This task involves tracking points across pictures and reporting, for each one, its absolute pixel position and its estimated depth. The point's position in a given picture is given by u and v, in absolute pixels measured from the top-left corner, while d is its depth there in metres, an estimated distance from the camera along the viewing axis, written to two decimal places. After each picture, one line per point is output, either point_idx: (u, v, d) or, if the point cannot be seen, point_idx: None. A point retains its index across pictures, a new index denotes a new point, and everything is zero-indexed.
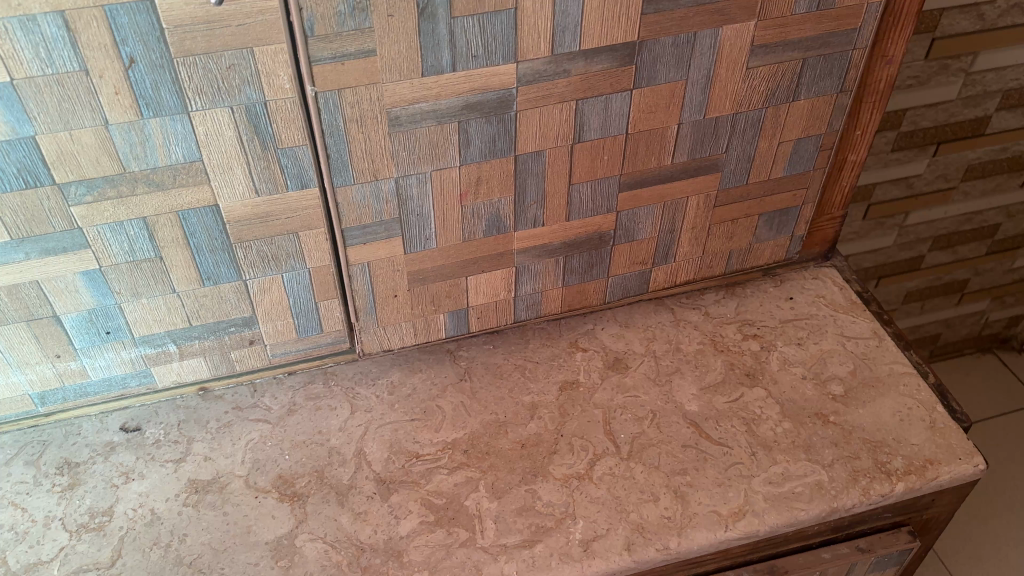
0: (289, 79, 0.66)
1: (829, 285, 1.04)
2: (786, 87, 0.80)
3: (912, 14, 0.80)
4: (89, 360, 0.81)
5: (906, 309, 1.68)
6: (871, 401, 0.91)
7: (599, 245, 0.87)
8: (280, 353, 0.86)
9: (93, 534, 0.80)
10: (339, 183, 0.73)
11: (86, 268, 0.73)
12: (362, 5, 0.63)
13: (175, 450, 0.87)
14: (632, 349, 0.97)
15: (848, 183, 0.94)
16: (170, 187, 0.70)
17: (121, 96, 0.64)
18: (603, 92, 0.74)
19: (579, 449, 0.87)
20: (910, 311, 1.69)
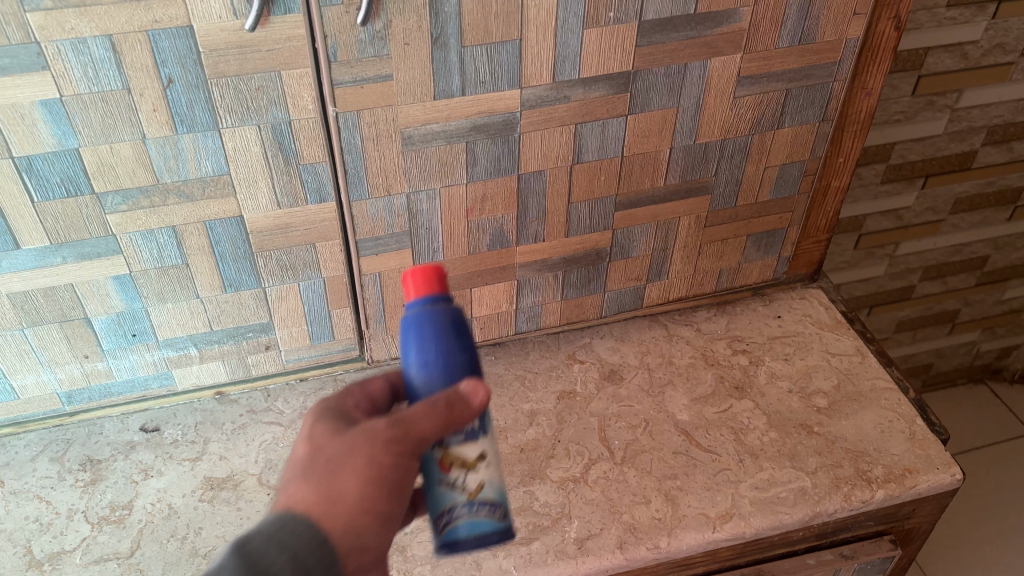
0: (312, 100, 0.72)
1: (815, 304, 1.09)
2: (771, 116, 0.86)
3: (890, 50, 0.86)
4: (115, 361, 0.86)
5: (898, 338, 1.73)
6: (853, 414, 0.96)
7: (596, 260, 0.93)
8: (294, 359, 0.92)
9: (114, 526, 0.84)
10: (355, 198, 0.79)
11: (118, 273, 0.79)
12: (382, 34, 0.69)
13: (192, 449, 0.91)
14: (627, 362, 1.02)
15: (832, 209, 0.99)
16: (200, 199, 0.76)
17: (158, 113, 0.70)
18: (601, 117, 0.80)
19: (575, 454, 0.91)
20: (902, 340, 1.74)
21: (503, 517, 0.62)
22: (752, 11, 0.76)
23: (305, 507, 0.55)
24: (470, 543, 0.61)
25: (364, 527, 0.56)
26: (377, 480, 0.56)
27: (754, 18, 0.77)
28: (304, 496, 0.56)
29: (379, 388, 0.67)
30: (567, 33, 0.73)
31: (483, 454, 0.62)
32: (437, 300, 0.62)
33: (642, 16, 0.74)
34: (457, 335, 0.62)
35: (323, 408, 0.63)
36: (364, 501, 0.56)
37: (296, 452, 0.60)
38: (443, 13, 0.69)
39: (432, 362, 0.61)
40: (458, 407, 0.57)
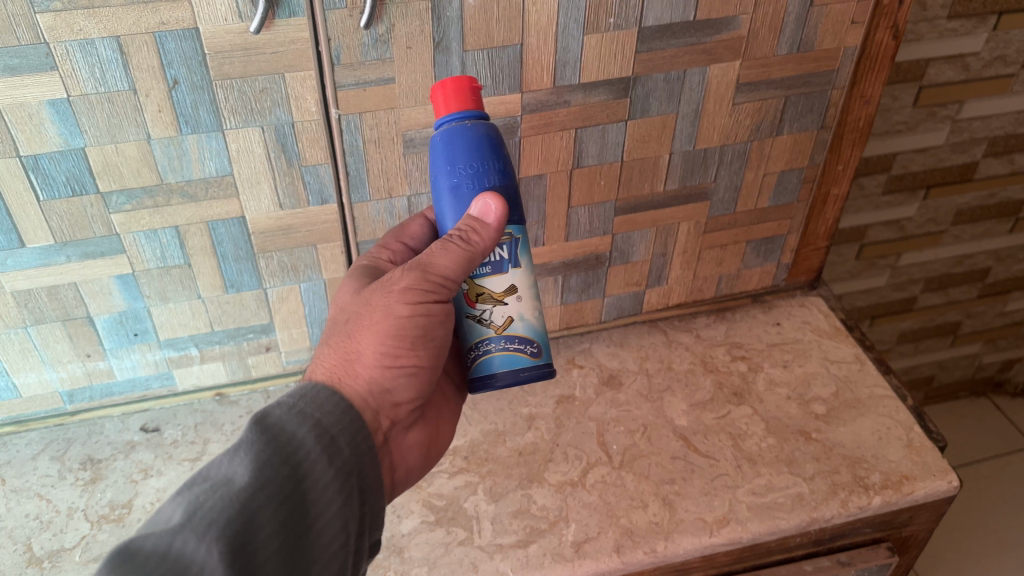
0: (315, 103, 0.72)
1: (815, 312, 1.10)
2: (770, 122, 0.86)
3: (888, 59, 0.86)
4: (117, 360, 0.87)
5: (900, 350, 1.73)
6: (851, 421, 0.96)
7: (595, 265, 0.93)
8: (294, 360, 0.93)
9: (113, 525, 0.84)
10: (356, 199, 0.80)
11: (121, 273, 0.80)
12: (384, 38, 0.69)
13: (191, 449, 0.92)
14: (627, 367, 1.02)
15: (831, 216, 1.00)
16: (203, 199, 0.76)
17: (163, 114, 0.70)
18: (600, 122, 0.81)
19: (573, 458, 0.92)
20: (904, 351, 1.74)
21: (537, 353, 0.71)
22: (751, 18, 0.77)
23: (329, 369, 0.65)
24: (508, 378, 0.70)
25: (387, 375, 0.66)
26: (393, 332, 0.66)
27: (753, 26, 0.78)
28: (330, 359, 0.66)
29: (419, 237, 0.78)
30: (568, 38, 0.74)
31: (513, 288, 0.70)
32: (471, 120, 0.66)
33: (642, 22, 0.75)
34: (491, 153, 0.66)
35: (355, 273, 0.74)
36: (383, 353, 0.66)
37: (331, 316, 0.71)
38: (445, 17, 0.69)
39: (467, 187, 0.66)
40: (473, 238, 0.65)
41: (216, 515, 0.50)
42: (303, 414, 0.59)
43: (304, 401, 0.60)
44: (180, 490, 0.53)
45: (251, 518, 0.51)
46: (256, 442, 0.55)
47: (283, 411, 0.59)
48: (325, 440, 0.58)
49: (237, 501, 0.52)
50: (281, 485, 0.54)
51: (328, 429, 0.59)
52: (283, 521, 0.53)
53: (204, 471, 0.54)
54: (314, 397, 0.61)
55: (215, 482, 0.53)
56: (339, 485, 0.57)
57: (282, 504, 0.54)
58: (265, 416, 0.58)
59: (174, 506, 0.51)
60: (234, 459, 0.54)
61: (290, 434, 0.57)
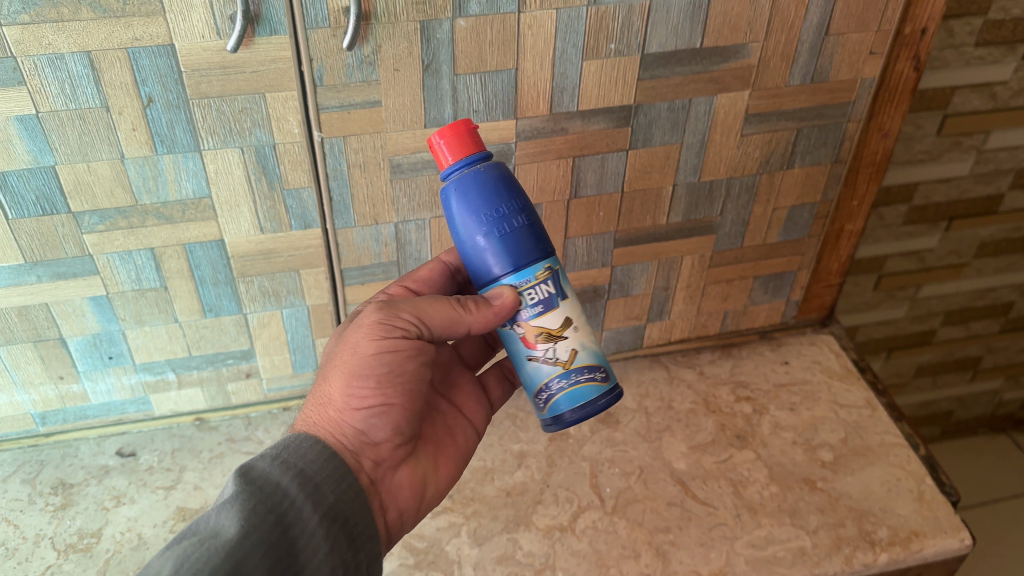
0: (298, 124, 0.69)
1: (826, 351, 1.05)
2: (781, 155, 0.82)
3: (908, 91, 0.81)
4: (90, 383, 0.83)
5: (917, 384, 1.65)
6: (859, 470, 0.91)
7: (593, 297, 0.89)
8: (275, 388, 0.90)
9: (80, 555, 0.81)
10: (340, 225, 0.76)
11: (94, 294, 0.76)
12: (370, 59, 0.65)
13: (167, 477, 0.88)
14: (625, 404, 0.98)
15: (846, 253, 0.95)
16: (179, 221, 0.73)
17: (137, 132, 0.67)
18: (600, 151, 0.76)
19: (564, 500, 0.87)
20: (921, 385, 1.66)
21: (606, 378, 0.63)
22: (762, 47, 0.73)
23: (305, 422, 0.62)
24: (577, 415, 0.62)
25: (358, 420, 0.62)
26: (360, 374, 0.61)
27: (765, 54, 0.73)
28: (307, 412, 0.63)
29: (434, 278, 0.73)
30: (566, 63, 0.69)
31: (569, 319, 0.62)
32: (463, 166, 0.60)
33: (645, 49, 0.70)
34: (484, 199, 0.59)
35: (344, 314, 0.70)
36: (353, 397, 0.62)
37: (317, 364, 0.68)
38: (435, 39, 0.65)
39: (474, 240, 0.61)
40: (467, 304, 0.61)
41: (203, 563, 0.48)
42: (285, 466, 0.57)
43: (286, 451, 0.58)
44: (170, 542, 0.51)
45: (239, 565, 0.49)
46: (244, 493, 0.53)
47: (265, 462, 0.57)
48: (308, 487, 0.56)
49: (225, 551, 0.49)
50: (269, 532, 0.52)
51: (309, 477, 0.57)
52: (273, 566, 0.51)
53: (192, 526, 0.52)
54: (297, 447, 0.59)
55: (203, 535, 0.51)
56: (327, 533, 0.55)
57: (269, 550, 0.51)
58: (249, 467, 0.56)
59: (163, 558, 0.49)
60: (222, 511, 0.52)
61: (275, 484, 0.55)
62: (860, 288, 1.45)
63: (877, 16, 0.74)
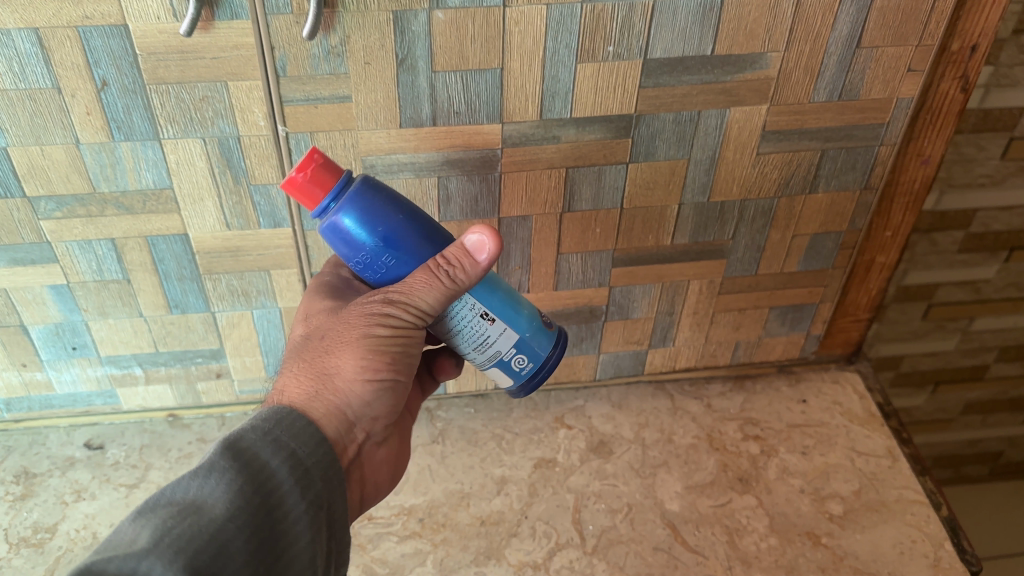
0: (263, 117, 0.64)
1: (849, 392, 0.97)
2: (803, 177, 0.74)
3: (953, 115, 0.72)
4: (54, 372, 0.80)
5: (965, 421, 1.43)
6: (871, 527, 0.82)
7: (589, 318, 0.83)
8: (247, 391, 0.85)
9: (31, 551, 0.77)
10: (308, 226, 0.72)
11: (54, 282, 0.73)
12: (338, 50, 0.60)
13: (131, 474, 0.84)
14: (620, 433, 0.91)
15: (876, 287, 0.86)
16: (140, 212, 0.69)
17: (92, 117, 0.63)
18: (596, 162, 0.70)
19: (541, 534, 0.81)
20: (970, 423, 1.43)
21: None
22: (782, 57, 0.65)
23: (302, 392, 0.55)
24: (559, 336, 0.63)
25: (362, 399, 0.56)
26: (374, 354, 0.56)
27: (786, 66, 0.66)
28: (299, 383, 0.56)
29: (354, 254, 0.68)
30: (557, 65, 0.63)
31: None
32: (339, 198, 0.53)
33: (648, 54, 0.63)
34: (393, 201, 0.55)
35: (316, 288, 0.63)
36: (359, 370, 0.56)
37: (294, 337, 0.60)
38: (410, 32, 0.60)
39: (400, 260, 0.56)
40: (459, 275, 0.54)
41: (181, 545, 0.41)
42: (279, 444, 0.49)
43: (279, 426, 0.50)
44: (140, 510, 0.44)
45: (219, 551, 0.42)
46: (228, 467, 0.46)
47: (257, 436, 0.49)
48: (301, 469, 0.49)
49: (205, 533, 0.42)
50: (254, 517, 0.45)
51: (304, 457, 0.49)
52: (253, 554, 0.44)
53: (167, 494, 0.45)
54: (292, 423, 0.51)
55: (177, 510, 0.43)
56: (314, 522, 0.48)
57: (252, 534, 0.44)
58: (238, 439, 0.48)
59: (134, 529, 0.42)
60: (205, 483, 0.45)
61: (263, 463, 0.48)
62: (907, 317, 1.22)
63: (918, 29, 0.66)
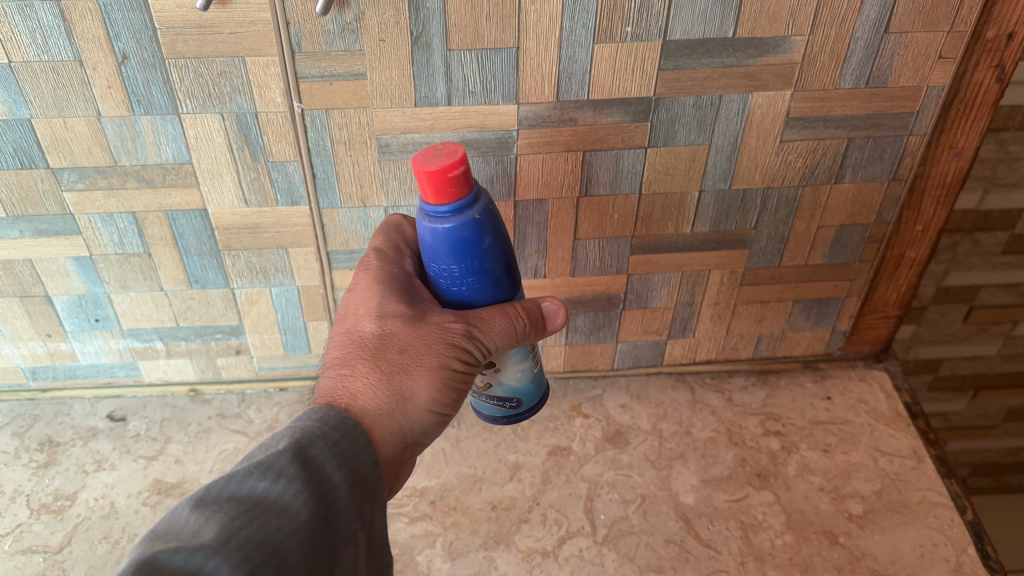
0: (280, 93, 0.64)
1: (876, 391, 0.94)
2: (828, 167, 0.72)
3: (988, 106, 0.69)
4: (79, 343, 0.82)
5: (1008, 427, 1.37)
6: (891, 529, 0.80)
7: (606, 306, 0.82)
8: (266, 367, 0.86)
9: (52, 517, 0.79)
10: (325, 205, 0.71)
11: (78, 254, 0.74)
12: (353, 27, 0.60)
13: (151, 447, 0.86)
14: (638, 424, 0.90)
15: (906, 283, 0.84)
16: (160, 186, 0.70)
17: (113, 90, 0.64)
18: (614, 146, 0.69)
19: (552, 522, 0.80)
20: (1013, 430, 1.37)
21: (517, 405, 0.69)
22: (807, 41, 0.63)
23: (375, 404, 0.55)
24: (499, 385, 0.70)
25: (423, 422, 0.57)
26: (445, 382, 0.57)
27: (811, 50, 0.64)
28: (372, 392, 0.55)
29: (412, 235, 0.67)
30: (574, 46, 0.62)
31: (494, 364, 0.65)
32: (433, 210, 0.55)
33: (667, 35, 0.62)
34: (480, 237, 0.56)
35: (381, 278, 0.61)
36: (431, 400, 0.56)
37: (359, 331, 0.58)
38: (425, 9, 0.59)
39: (463, 276, 0.58)
40: (529, 333, 0.61)
41: (248, 548, 0.42)
42: (342, 458, 0.50)
43: (344, 440, 0.51)
44: (203, 498, 0.44)
45: (281, 559, 0.43)
46: (295, 476, 0.47)
47: (324, 444, 0.50)
48: (356, 488, 0.50)
49: (269, 538, 0.43)
50: (316, 529, 0.46)
51: (360, 478, 0.50)
52: (311, 565, 0.45)
53: (231, 484, 0.45)
54: (355, 439, 0.52)
55: (241, 506, 0.44)
56: (354, 544, 0.49)
57: (314, 546, 0.45)
58: (305, 448, 0.49)
59: (198, 520, 0.43)
60: (271, 483, 0.46)
61: (326, 474, 0.49)
62: (948, 319, 1.17)
63: (949, 15, 0.63)
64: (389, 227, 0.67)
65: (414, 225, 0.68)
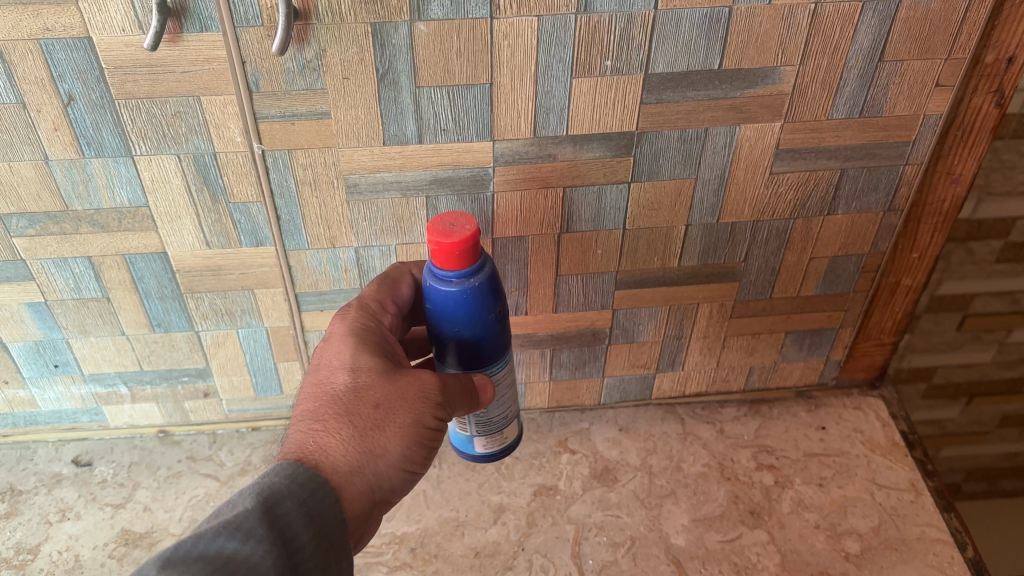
0: (239, 133, 0.60)
1: (871, 419, 0.91)
2: (820, 198, 0.69)
3: (987, 132, 0.66)
4: (38, 390, 0.79)
5: None
6: (889, 568, 0.77)
7: (591, 341, 0.78)
8: (237, 409, 0.83)
9: (12, 572, 0.74)
10: (291, 246, 0.68)
11: (32, 300, 0.70)
12: (314, 65, 0.56)
13: (118, 493, 0.81)
14: (626, 460, 0.87)
15: (902, 311, 0.80)
16: (116, 230, 0.66)
17: (60, 132, 0.60)
18: (595, 182, 0.65)
19: (538, 569, 0.76)
20: None
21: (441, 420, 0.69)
22: (797, 71, 0.60)
23: (345, 462, 0.50)
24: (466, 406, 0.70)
25: (395, 481, 0.52)
26: (418, 440, 0.53)
27: (801, 81, 0.61)
28: (342, 449, 0.51)
29: (405, 293, 0.64)
30: (551, 81, 0.58)
31: None
32: (464, 276, 0.55)
33: (649, 68, 0.59)
34: (477, 304, 0.56)
35: (354, 328, 0.58)
36: (404, 458, 0.52)
37: (330, 382, 0.54)
38: (391, 46, 0.56)
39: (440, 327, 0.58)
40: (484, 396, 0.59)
41: None
42: (311, 517, 0.47)
43: (312, 497, 0.48)
44: (169, 559, 0.41)
45: None
46: (262, 536, 0.44)
47: (292, 504, 0.47)
48: (323, 549, 0.47)
49: None
50: None
51: (328, 538, 0.47)
52: None
53: (198, 545, 0.43)
54: (323, 499, 0.48)
55: (208, 568, 0.41)
56: None
57: None
58: (273, 507, 0.46)
59: None
60: (240, 543, 0.43)
61: (294, 534, 0.46)
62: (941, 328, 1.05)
63: (947, 42, 0.60)
64: (382, 280, 0.64)
65: (401, 274, 0.65)
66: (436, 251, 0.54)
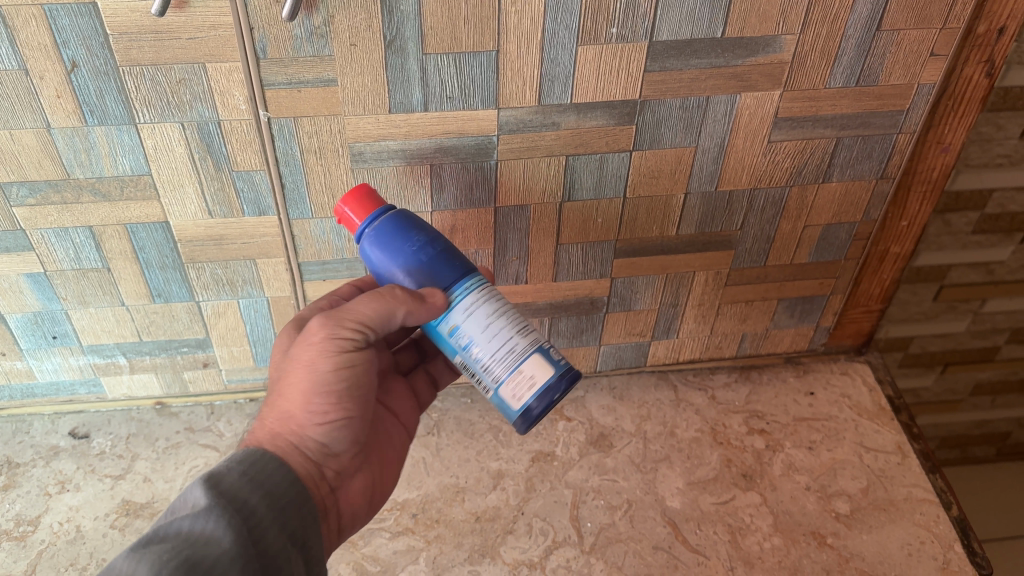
0: (243, 100, 0.60)
1: (858, 385, 0.93)
2: (816, 166, 0.70)
3: (977, 101, 0.68)
4: (36, 361, 0.78)
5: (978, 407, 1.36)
6: (877, 527, 0.79)
7: (589, 309, 0.80)
8: (236, 379, 0.83)
9: (13, 544, 0.73)
10: (295, 215, 0.68)
11: (31, 271, 0.70)
12: (321, 31, 0.56)
13: (117, 465, 0.80)
14: (621, 427, 0.88)
15: (890, 278, 0.83)
16: (117, 199, 0.65)
17: (62, 100, 0.59)
18: (597, 150, 0.66)
19: (537, 532, 0.78)
20: None
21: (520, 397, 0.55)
22: (797, 40, 0.61)
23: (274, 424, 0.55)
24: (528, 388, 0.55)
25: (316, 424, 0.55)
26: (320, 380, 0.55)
27: (801, 50, 0.62)
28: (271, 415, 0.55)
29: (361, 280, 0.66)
30: (557, 49, 0.59)
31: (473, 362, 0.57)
32: (374, 220, 0.57)
33: (653, 36, 0.59)
34: (397, 235, 0.56)
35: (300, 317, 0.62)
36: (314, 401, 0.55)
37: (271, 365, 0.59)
38: (399, 12, 0.56)
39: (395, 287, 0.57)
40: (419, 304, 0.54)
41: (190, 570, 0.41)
42: (255, 482, 0.49)
43: (253, 467, 0.50)
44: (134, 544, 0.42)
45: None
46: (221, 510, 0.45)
47: (236, 476, 0.49)
48: (271, 504, 0.49)
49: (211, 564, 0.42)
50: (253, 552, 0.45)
51: (276, 496, 0.49)
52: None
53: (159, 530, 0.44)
54: (260, 463, 0.51)
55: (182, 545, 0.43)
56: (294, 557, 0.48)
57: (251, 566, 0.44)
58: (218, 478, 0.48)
59: (132, 562, 0.40)
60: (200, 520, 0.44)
61: (245, 500, 0.47)
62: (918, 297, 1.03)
63: (942, 12, 0.61)
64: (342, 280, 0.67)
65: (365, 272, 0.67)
66: (350, 206, 0.58)
